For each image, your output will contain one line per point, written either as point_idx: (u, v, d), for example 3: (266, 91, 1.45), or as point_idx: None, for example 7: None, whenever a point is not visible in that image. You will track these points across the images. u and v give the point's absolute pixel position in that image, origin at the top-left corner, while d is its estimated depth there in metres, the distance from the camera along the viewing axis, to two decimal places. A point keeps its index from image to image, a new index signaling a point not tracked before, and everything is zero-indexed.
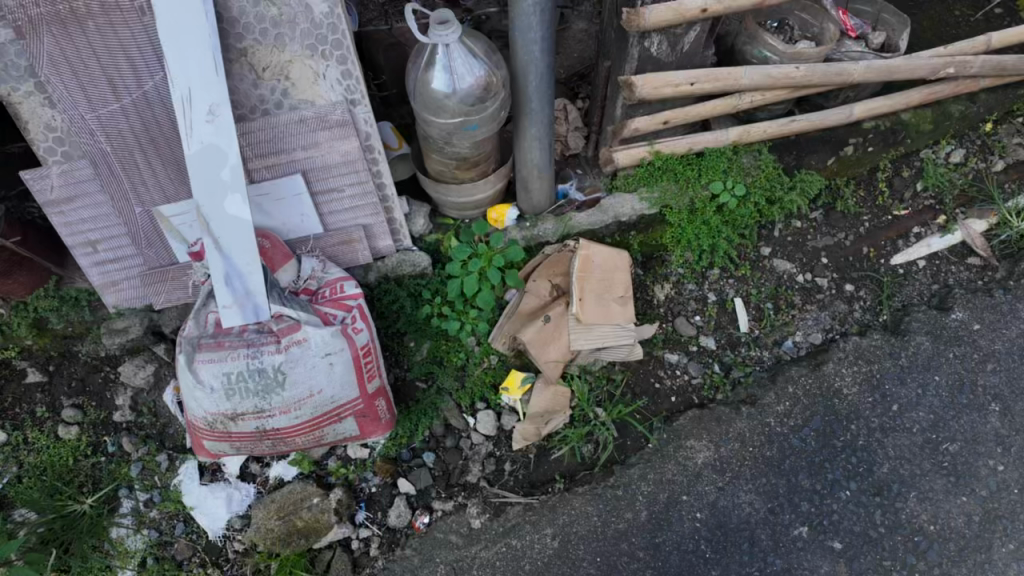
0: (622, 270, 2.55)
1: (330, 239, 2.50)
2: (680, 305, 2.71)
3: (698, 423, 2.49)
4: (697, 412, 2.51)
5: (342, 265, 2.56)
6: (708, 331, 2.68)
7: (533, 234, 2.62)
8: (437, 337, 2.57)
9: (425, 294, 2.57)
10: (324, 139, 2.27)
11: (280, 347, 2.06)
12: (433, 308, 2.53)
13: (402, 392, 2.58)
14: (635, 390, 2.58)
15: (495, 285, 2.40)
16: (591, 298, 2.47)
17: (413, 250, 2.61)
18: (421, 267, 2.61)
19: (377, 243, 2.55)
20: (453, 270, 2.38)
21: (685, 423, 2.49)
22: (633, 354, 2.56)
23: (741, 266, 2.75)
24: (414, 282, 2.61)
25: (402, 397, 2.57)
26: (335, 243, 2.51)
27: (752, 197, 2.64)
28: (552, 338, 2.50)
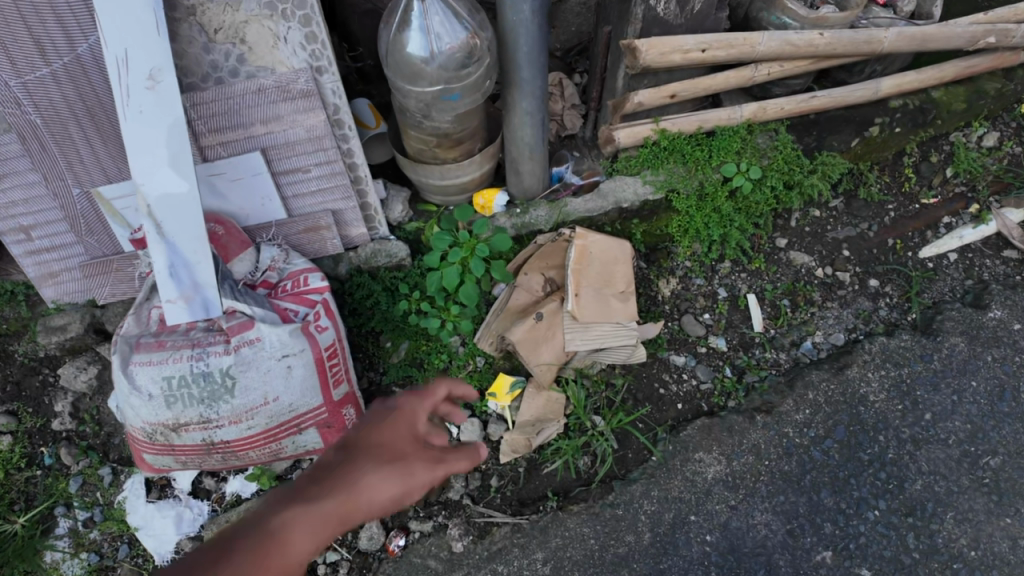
0: (622, 264, 2.29)
1: (294, 226, 2.22)
2: (687, 303, 2.45)
3: (708, 434, 2.22)
4: (707, 421, 2.24)
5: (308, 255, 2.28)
6: (718, 331, 2.42)
7: (526, 221, 2.33)
8: (417, 337, 2.29)
9: (402, 288, 2.25)
10: (286, 112, 2.00)
11: (229, 348, 1.79)
12: (410, 304, 2.24)
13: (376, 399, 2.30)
14: (638, 396, 2.31)
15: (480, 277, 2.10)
16: (587, 294, 2.22)
17: (393, 240, 2.31)
18: (398, 258, 2.29)
19: (350, 232, 2.27)
20: (431, 260, 2.08)
21: (695, 435, 2.22)
22: (636, 358, 2.28)
23: (754, 259, 2.51)
24: (391, 275, 2.31)
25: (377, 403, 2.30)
26: (300, 231, 2.23)
27: (769, 181, 2.36)
28: (545, 338, 2.23)
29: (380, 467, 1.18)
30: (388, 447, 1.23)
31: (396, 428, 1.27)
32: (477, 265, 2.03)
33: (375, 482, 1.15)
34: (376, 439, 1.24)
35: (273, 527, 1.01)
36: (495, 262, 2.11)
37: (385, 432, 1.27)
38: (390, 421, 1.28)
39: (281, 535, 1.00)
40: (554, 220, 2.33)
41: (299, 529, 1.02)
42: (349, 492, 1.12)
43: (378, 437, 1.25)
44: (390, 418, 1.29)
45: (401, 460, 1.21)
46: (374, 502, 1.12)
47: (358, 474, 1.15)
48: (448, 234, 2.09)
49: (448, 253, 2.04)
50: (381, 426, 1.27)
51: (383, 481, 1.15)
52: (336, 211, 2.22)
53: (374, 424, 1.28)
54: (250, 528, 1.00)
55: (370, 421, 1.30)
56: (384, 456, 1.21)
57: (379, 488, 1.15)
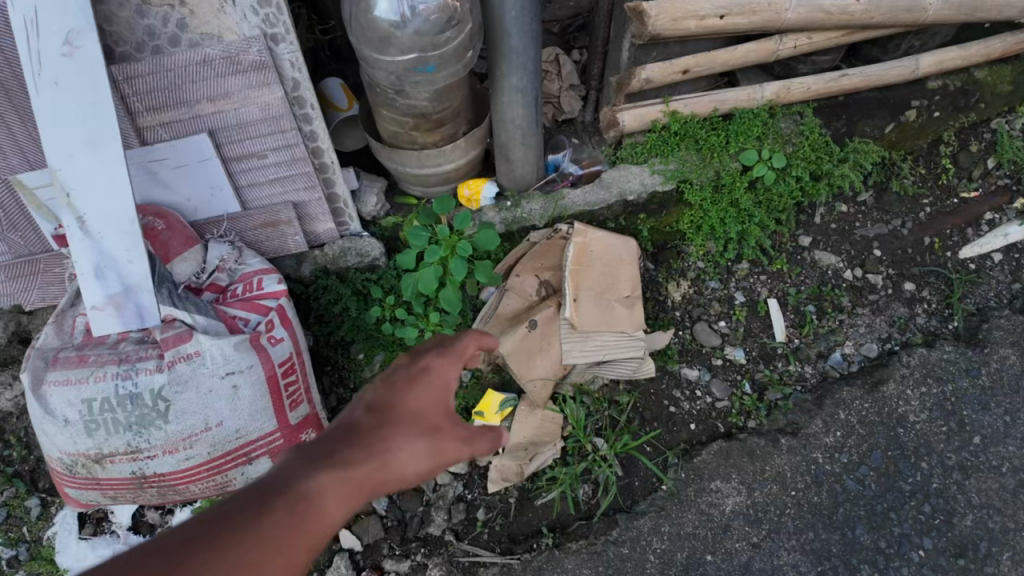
0: (628, 265, 2.01)
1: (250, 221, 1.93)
2: (700, 309, 2.17)
3: (725, 460, 1.95)
4: (724, 445, 1.98)
5: (266, 254, 1.99)
6: (735, 341, 2.15)
7: (517, 216, 2.05)
8: (393, 350, 1.98)
9: (375, 292, 1.95)
10: (237, 89, 1.68)
11: (161, 364, 1.50)
12: (385, 311, 1.94)
13: None
14: (645, 415, 2.04)
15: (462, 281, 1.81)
16: (586, 301, 1.95)
17: (364, 237, 2.01)
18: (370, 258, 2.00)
19: (315, 227, 1.99)
20: (406, 261, 1.78)
21: (711, 461, 1.96)
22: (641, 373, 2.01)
23: (775, 259, 2.24)
24: (363, 277, 1.98)
25: None
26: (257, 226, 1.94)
27: (794, 170, 2.07)
28: (540, 350, 1.97)
29: (411, 434, 1.03)
30: (419, 412, 1.06)
31: (426, 392, 1.08)
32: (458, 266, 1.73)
33: (408, 450, 1.02)
34: (410, 403, 1.06)
35: (303, 492, 0.91)
36: (481, 264, 1.82)
37: (418, 395, 1.08)
38: (421, 380, 1.09)
39: (312, 504, 0.91)
40: (549, 215, 2.06)
41: (332, 495, 0.93)
42: (378, 461, 0.99)
43: (411, 399, 1.07)
44: (421, 378, 1.10)
45: (433, 427, 1.05)
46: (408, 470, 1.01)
47: (388, 439, 1.02)
48: (425, 230, 1.79)
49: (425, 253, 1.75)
50: (413, 388, 1.08)
51: (416, 448, 1.03)
52: (297, 202, 1.93)
53: (404, 381, 1.10)
54: (278, 493, 0.91)
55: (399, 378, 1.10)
56: (417, 424, 1.05)
57: (411, 457, 1.02)
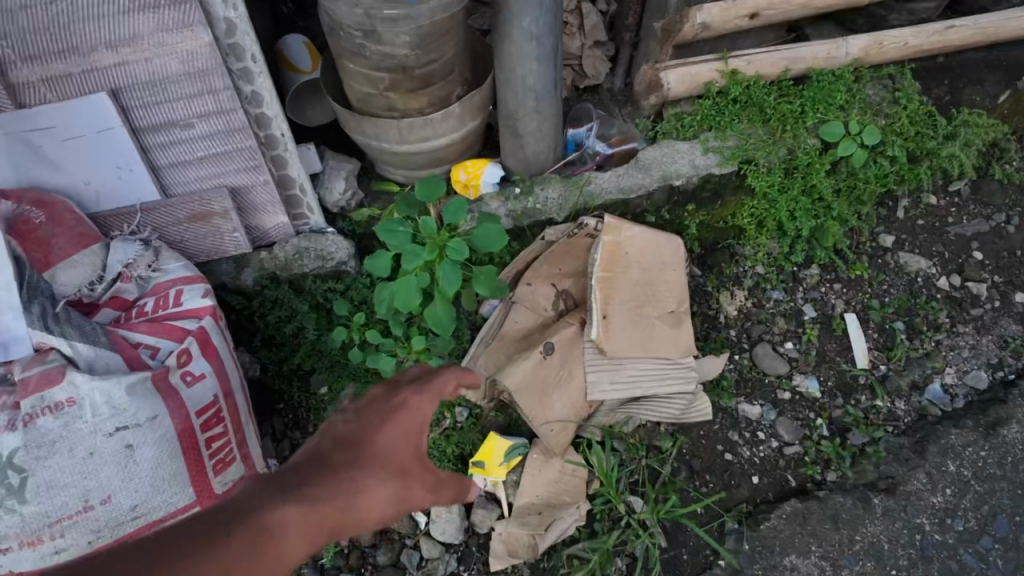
0: (673, 272, 1.54)
1: (172, 212, 1.41)
2: (759, 327, 1.72)
3: (801, 527, 1.51)
4: (800, 506, 1.53)
5: (195, 255, 1.48)
6: (805, 368, 1.70)
7: (529, 206, 1.55)
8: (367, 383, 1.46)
9: (338, 307, 1.41)
10: (144, 31, 1.17)
11: (15, 420, 1.02)
12: (353, 335, 1.41)
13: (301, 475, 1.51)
14: (694, 465, 1.60)
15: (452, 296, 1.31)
16: (619, 319, 1.50)
17: (327, 234, 1.49)
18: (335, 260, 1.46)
19: (261, 220, 1.48)
20: (379, 267, 1.27)
21: (783, 528, 1.51)
22: (698, 416, 1.56)
23: (852, 264, 1.78)
24: (328, 287, 1.47)
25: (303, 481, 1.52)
26: (182, 220, 1.43)
27: (890, 149, 1.58)
28: (558, 382, 1.52)
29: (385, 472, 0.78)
30: (398, 447, 0.79)
31: (407, 428, 0.81)
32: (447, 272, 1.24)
33: (377, 492, 0.77)
34: (389, 436, 0.80)
35: (245, 525, 0.69)
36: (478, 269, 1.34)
37: (394, 430, 0.80)
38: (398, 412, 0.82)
39: (260, 541, 0.69)
40: (572, 206, 1.54)
41: (284, 535, 0.71)
42: (338, 502, 0.74)
43: (388, 429, 0.81)
44: (404, 410, 0.83)
45: (410, 468, 0.81)
46: (371, 515, 0.77)
47: (356, 475, 0.76)
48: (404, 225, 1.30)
49: (403, 255, 1.26)
50: (395, 419, 0.82)
51: (386, 490, 0.78)
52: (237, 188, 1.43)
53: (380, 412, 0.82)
54: (223, 523, 0.70)
55: (376, 407, 0.84)
56: (393, 461, 0.79)
57: (378, 502, 0.78)
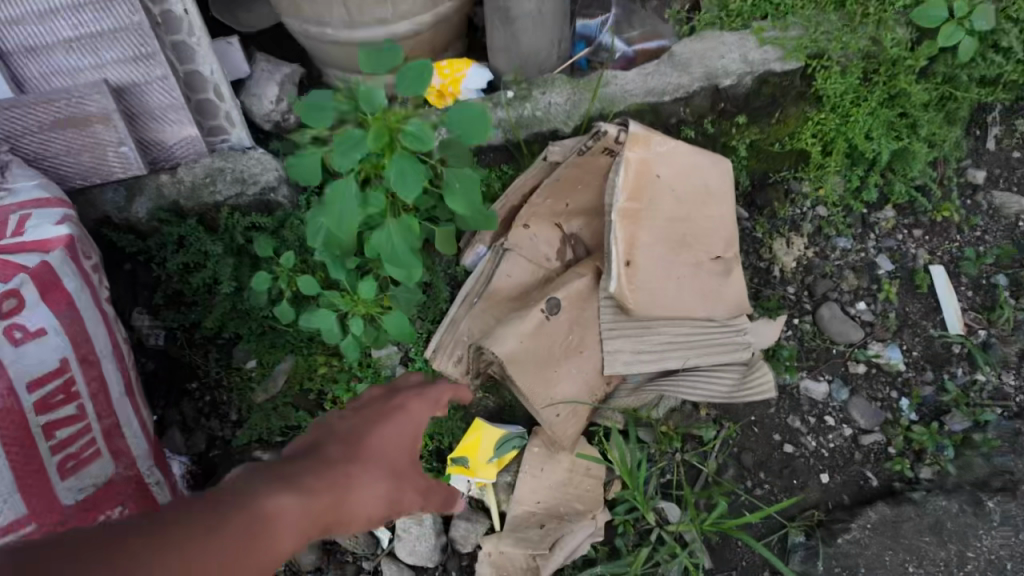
0: (719, 206, 1.15)
1: (20, 117, 0.96)
2: (824, 284, 1.34)
3: (888, 541, 1.15)
4: (885, 513, 1.17)
5: (63, 182, 1.03)
6: (882, 335, 1.33)
7: (527, 114, 1.14)
8: (310, 358, 1.15)
9: (261, 247, 1.02)
10: None
11: None
12: (281, 287, 1.02)
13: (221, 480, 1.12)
14: (745, 462, 1.23)
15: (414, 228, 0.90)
16: (648, 267, 1.12)
17: (251, 153, 1.08)
18: (258, 186, 1.05)
19: (161, 133, 1.05)
20: (304, 173, 0.85)
21: (867, 542, 1.15)
22: (762, 393, 1.14)
23: (940, 203, 1.40)
24: (249, 221, 1.05)
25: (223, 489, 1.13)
26: (38, 128, 0.98)
27: (1005, 42, 1.20)
28: (566, 350, 1.16)
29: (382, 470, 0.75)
30: (397, 447, 0.79)
31: (404, 429, 0.81)
32: (399, 176, 0.78)
33: (372, 492, 0.73)
34: (388, 435, 0.79)
35: (234, 514, 0.60)
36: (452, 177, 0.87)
37: (395, 427, 0.80)
38: (400, 411, 0.82)
39: (249, 534, 0.59)
40: (584, 115, 1.14)
41: (276, 529, 0.62)
42: (333, 496, 0.69)
43: (387, 428, 0.80)
44: (401, 412, 0.83)
45: (403, 472, 0.78)
46: (361, 518, 0.71)
47: (355, 469, 0.73)
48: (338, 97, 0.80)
49: (332, 148, 0.79)
50: (396, 418, 0.82)
51: (380, 493, 0.74)
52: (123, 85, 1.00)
53: (379, 411, 0.82)
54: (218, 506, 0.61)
55: (376, 406, 0.84)
56: (391, 460, 0.77)
57: (371, 503, 0.73)
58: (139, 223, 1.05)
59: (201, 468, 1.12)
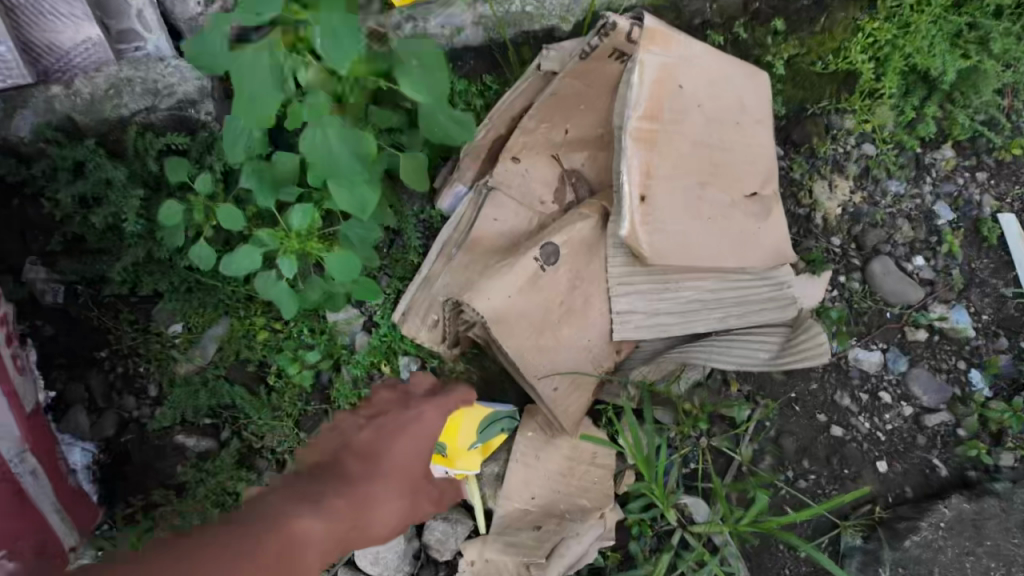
0: (754, 130, 0.93)
1: None
2: (874, 234, 1.11)
3: (963, 542, 0.94)
4: (961, 509, 0.95)
5: None
6: (945, 296, 1.10)
7: (515, 10, 0.92)
8: (248, 322, 0.93)
9: (172, 170, 0.79)
10: None
11: None
12: (200, 222, 0.81)
13: (137, 471, 0.91)
14: (786, 448, 1.01)
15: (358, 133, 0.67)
16: (670, 203, 0.90)
17: (166, 60, 0.84)
18: (173, 96, 0.83)
19: (54, 34, 0.81)
20: (207, 52, 0.65)
21: (941, 544, 0.94)
22: (810, 361, 0.87)
23: (1014, 139, 1.16)
24: (165, 142, 0.83)
25: (137, 484, 0.90)
26: None
27: None
28: (565, 310, 0.92)
29: (398, 484, 0.81)
30: (412, 458, 0.83)
31: (419, 442, 0.84)
32: (331, 33, 0.59)
33: (388, 506, 0.79)
34: (403, 447, 0.83)
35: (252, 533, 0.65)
36: (408, 54, 0.64)
37: (411, 440, 0.84)
38: (417, 419, 0.87)
39: (281, 554, 0.65)
40: (587, 10, 0.94)
41: (301, 545, 0.67)
42: (356, 518, 0.74)
43: (404, 444, 0.84)
44: (420, 419, 0.87)
45: (417, 484, 0.86)
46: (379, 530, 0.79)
47: (368, 487, 0.78)
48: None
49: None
50: (408, 431, 0.85)
51: (399, 507, 0.81)
52: None
53: (396, 422, 0.87)
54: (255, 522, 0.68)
55: (393, 415, 0.88)
56: (408, 473, 0.83)
57: (389, 515, 0.80)
58: (20, 145, 0.82)
59: (112, 456, 0.91)
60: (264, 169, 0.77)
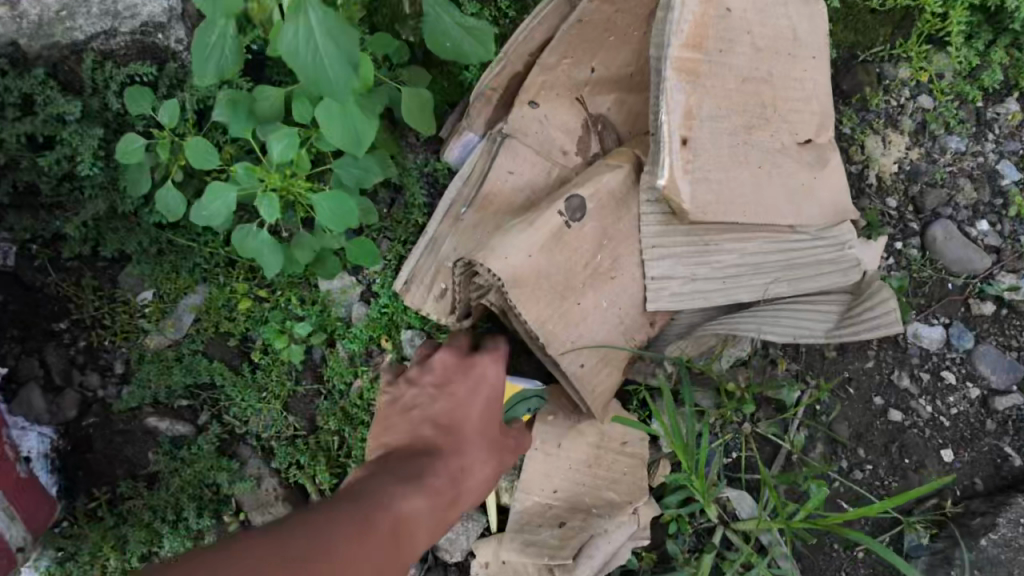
0: (807, 66, 0.82)
1: None
2: (933, 197, 0.99)
3: None
4: None
5: None
6: (1016, 264, 0.97)
7: None
8: (228, 289, 0.80)
9: (135, 103, 0.68)
10: None
11: None
12: (170, 165, 0.70)
13: (102, 461, 0.78)
14: (842, 435, 0.88)
15: (348, 32, 0.54)
16: (714, 149, 0.78)
17: None
18: (138, 17, 0.72)
19: None
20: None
21: None
22: (884, 329, 0.78)
23: None
24: (127, 72, 0.74)
25: (101, 475, 0.78)
26: None
27: None
28: (592, 273, 0.80)
29: (483, 442, 0.64)
30: (489, 416, 0.66)
31: (497, 394, 0.67)
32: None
33: (482, 470, 0.63)
34: (479, 403, 0.65)
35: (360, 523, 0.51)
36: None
37: (487, 399, 0.66)
38: (485, 379, 0.66)
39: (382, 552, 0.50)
40: None
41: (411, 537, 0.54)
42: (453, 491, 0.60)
43: (485, 407, 0.66)
44: (489, 375, 0.67)
45: (503, 439, 0.68)
46: (475, 497, 0.63)
47: (454, 457, 0.62)
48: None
49: None
50: (480, 388, 0.66)
51: (490, 469, 0.65)
52: None
53: (465, 382, 0.66)
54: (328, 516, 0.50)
55: (454, 373, 0.66)
56: (488, 432, 0.65)
57: (479, 483, 0.64)
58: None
59: (72, 443, 0.78)
60: (242, 100, 0.67)
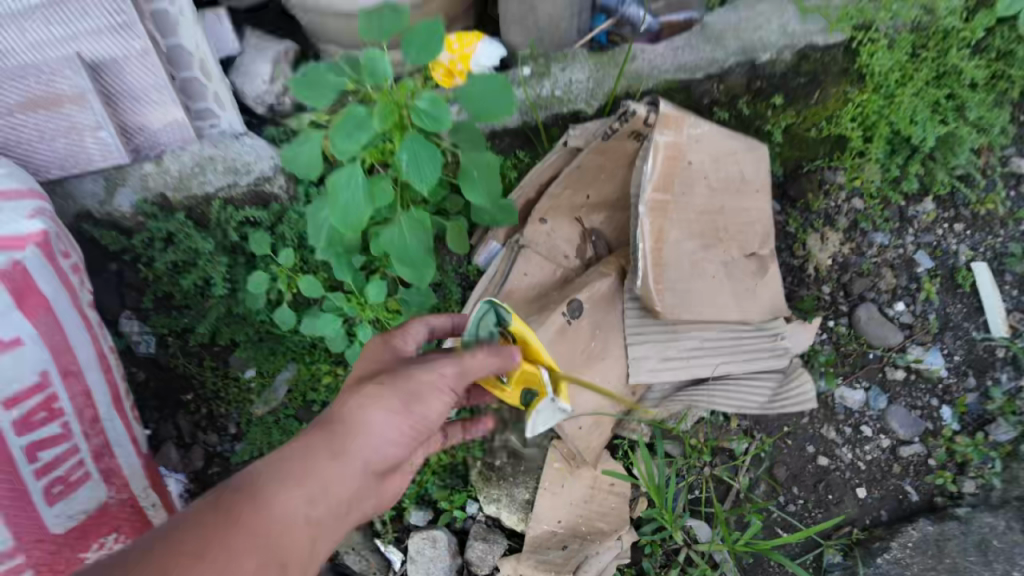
0: (753, 198, 1.06)
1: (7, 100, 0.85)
2: (860, 284, 1.24)
3: (929, 561, 1.08)
4: (926, 530, 1.10)
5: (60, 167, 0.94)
6: (925, 339, 1.22)
7: (546, 94, 1.05)
8: (313, 368, 1.06)
9: (257, 244, 0.95)
10: None
11: None
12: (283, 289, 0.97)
13: None
14: (780, 477, 1.14)
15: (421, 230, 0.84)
16: (679, 267, 1.03)
17: (240, 139, 1.00)
18: (253, 175, 0.98)
19: (144, 118, 0.94)
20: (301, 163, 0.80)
21: (908, 561, 1.08)
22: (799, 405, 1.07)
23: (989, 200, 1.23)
24: (244, 215, 1.00)
25: None
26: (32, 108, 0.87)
27: None
28: (589, 356, 1.06)
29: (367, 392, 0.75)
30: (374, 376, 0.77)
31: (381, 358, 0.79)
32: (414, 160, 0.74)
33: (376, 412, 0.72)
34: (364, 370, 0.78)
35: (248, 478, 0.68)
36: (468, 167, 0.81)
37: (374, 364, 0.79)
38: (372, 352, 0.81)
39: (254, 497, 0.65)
40: (607, 94, 1.06)
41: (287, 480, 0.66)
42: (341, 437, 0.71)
43: (362, 369, 0.79)
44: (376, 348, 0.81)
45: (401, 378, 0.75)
46: (376, 436, 0.71)
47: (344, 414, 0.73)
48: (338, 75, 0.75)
49: (334, 128, 0.72)
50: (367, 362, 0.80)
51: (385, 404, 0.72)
52: (94, 58, 0.86)
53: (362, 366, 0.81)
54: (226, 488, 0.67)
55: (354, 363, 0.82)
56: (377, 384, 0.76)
57: (375, 423, 0.71)
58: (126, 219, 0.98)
59: (200, 486, 1.06)
60: (341, 254, 0.90)
